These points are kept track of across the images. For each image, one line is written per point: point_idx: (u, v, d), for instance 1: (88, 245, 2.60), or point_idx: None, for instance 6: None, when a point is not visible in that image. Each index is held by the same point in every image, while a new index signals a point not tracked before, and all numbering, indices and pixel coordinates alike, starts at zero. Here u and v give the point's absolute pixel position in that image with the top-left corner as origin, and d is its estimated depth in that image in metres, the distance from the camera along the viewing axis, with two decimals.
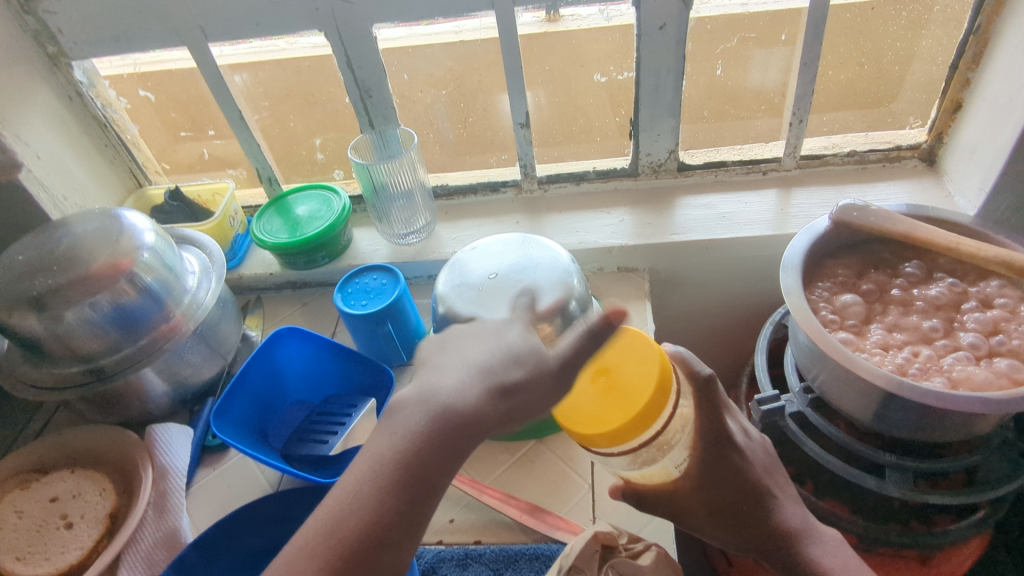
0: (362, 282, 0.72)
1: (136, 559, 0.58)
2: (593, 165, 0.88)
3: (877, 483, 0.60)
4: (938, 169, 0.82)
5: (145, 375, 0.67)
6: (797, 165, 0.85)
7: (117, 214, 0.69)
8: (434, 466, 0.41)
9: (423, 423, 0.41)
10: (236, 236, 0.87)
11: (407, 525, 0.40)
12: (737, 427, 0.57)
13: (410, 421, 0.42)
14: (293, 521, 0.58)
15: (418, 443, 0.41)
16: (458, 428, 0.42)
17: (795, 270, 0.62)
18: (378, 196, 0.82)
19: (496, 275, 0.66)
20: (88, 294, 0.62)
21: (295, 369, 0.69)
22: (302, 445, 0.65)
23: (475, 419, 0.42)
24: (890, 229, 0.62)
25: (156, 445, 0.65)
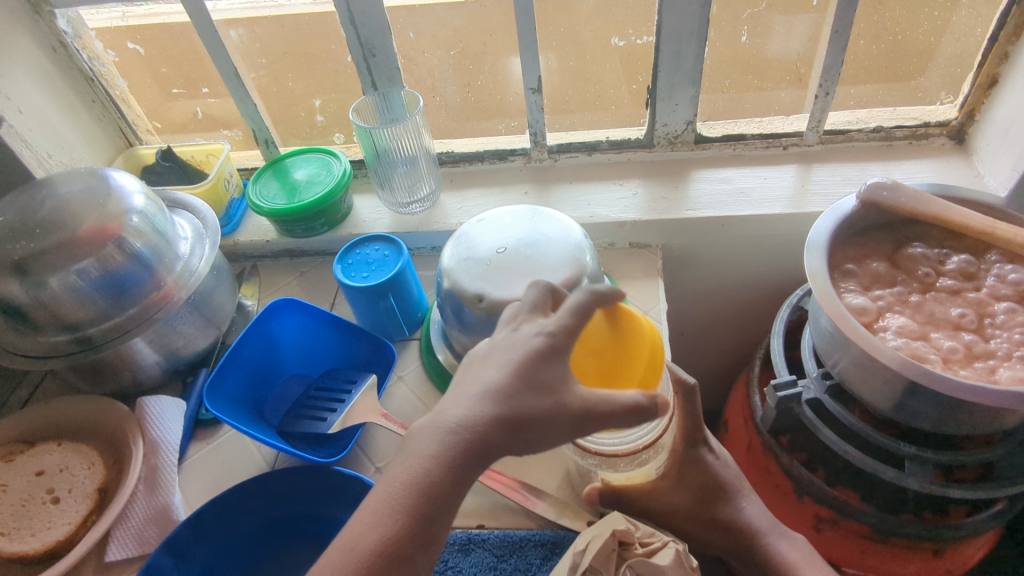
0: (363, 253, 0.69)
1: (127, 537, 0.57)
2: (606, 135, 0.84)
3: (895, 475, 0.57)
4: (967, 148, 0.78)
5: (135, 345, 0.64)
6: (820, 140, 0.81)
7: (104, 174, 0.65)
8: (449, 491, 0.38)
9: (435, 449, 0.39)
10: (232, 200, 0.83)
11: (422, 541, 0.38)
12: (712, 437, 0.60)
13: (422, 445, 0.39)
14: (290, 499, 0.56)
15: (432, 469, 0.38)
16: (474, 452, 0.39)
17: (820, 252, 0.59)
18: (380, 162, 0.78)
19: (504, 250, 0.63)
20: (73, 259, 0.59)
21: (293, 342, 0.67)
22: (300, 421, 0.62)
23: (490, 442, 0.39)
24: (922, 211, 0.59)
25: (147, 417, 0.63)
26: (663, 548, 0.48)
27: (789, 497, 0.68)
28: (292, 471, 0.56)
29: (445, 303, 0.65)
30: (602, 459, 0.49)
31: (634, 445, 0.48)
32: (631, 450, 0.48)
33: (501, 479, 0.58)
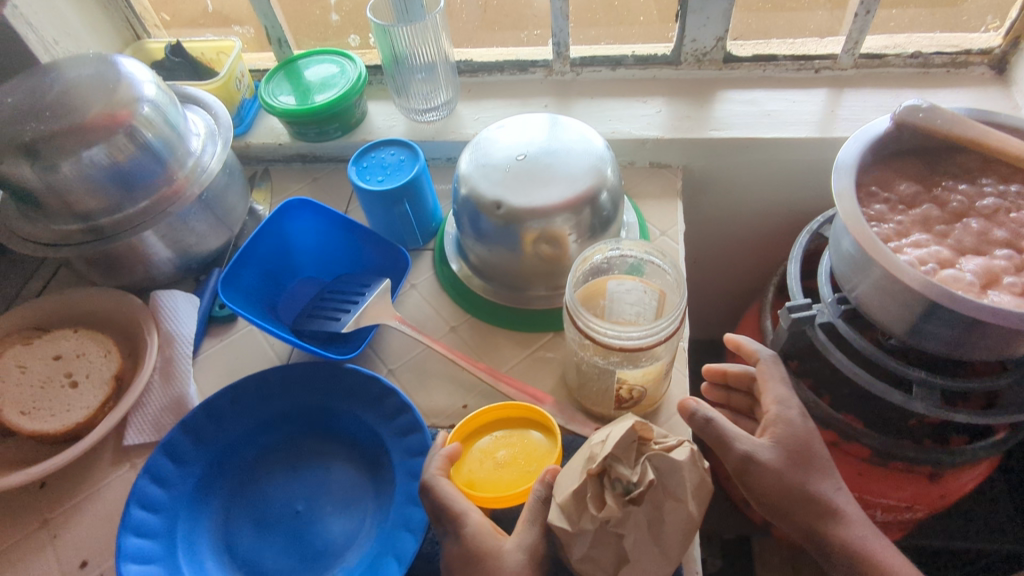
0: (379, 156, 0.68)
1: (144, 423, 0.58)
2: (632, 49, 0.81)
3: (903, 398, 0.58)
4: (1006, 78, 0.75)
5: (147, 239, 0.64)
6: (854, 64, 0.78)
7: (114, 61, 0.63)
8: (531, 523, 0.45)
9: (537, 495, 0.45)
10: (243, 101, 0.81)
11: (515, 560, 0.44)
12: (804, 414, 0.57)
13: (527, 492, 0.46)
14: (303, 393, 0.57)
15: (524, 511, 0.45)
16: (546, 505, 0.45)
17: (849, 172, 0.57)
18: (397, 66, 0.76)
19: (524, 157, 0.61)
20: (83, 144, 0.57)
21: (307, 244, 0.66)
22: (313, 320, 0.62)
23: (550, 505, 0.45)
24: (958, 134, 0.57)
25: (161, 311, 0.63)
26: (678, 445, 0.40)
27: None
28: (308, 368, 0.57)
29: (461, 210, 0.64)
30: (619, 358, 0.49)
31: (655, 335, 0.47)
32: (652, 340, 0.47)
33: (517, 387, 0.59)
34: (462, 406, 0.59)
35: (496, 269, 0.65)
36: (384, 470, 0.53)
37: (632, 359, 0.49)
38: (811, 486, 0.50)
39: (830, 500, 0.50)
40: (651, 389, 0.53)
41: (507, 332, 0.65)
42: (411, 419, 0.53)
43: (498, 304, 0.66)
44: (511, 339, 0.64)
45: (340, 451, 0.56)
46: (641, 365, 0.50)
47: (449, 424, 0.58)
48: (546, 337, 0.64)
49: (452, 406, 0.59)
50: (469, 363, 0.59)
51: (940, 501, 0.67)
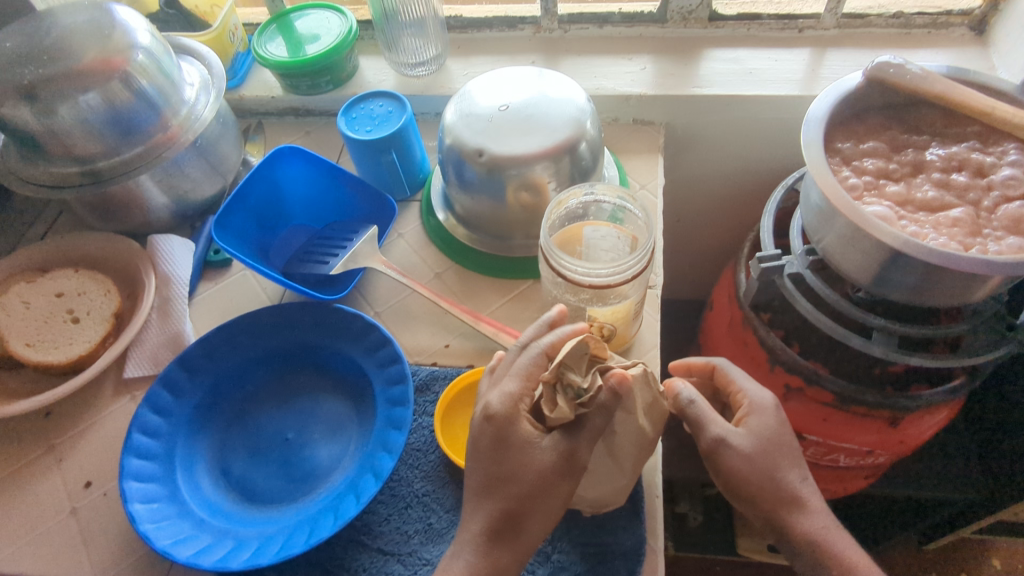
0: (368, 108, 0.70)
1: (143, 358, 0.62)
2: (619, 7, 0.82)
3: (862, 343, 0.61)
4: (985, 39, 0.76)
5: (143, 184, 0.66)
6: (837, 24, 0.79)
7: (109, 9, 0.65)
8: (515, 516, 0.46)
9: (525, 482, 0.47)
10: (237, 54, 0.82)
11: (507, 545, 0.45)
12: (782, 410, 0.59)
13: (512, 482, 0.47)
14: (294, 331, 0.60)
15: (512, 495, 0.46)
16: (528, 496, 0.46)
17: (818, 125, 0.59)
18: (386, 20, 0.77)
19: (506, 109, 0.63)
20: (80, 89, 0.59)
21: (298, 192, 0.69)
22: (303, 264, 0.65)
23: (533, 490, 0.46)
24: (926, 89, 0.59)
25: (158, 254, 0.66)
26: (631, 367, 0.47)
27: (763, 367, 0.72)
28: (299, 306, 0.60)
29: (446, 160, 0.66)
30: (589, 295, 0.52)
31: (623, 273, 0.50)
32: (620, 278, 0.50)
33: (496, 326, 0.61)
34: (444, 346, 0.63)
35: (480, 217, 0.67)
36: (369, 402, 0.57)
37: (601, 297, 0.52)
38: (781, 473, 0.52)
39: (795, 490, 0.52)
40: (622, 327, 0.56)
41: (489, 278, 0.68)
42: (392, 352, 0.57)
43: (481, 252, 0.69)
44: (492, 285, 0.67)
45: (327, 385, 0.59)
46: (611, 302, 0.53)
47: (431, 362, 0.61)
48: (526, 284, 0.67)
49: (434, 345, 0.63)
50: (452, 304, 0.61)
51: (901, 446, 0.71)
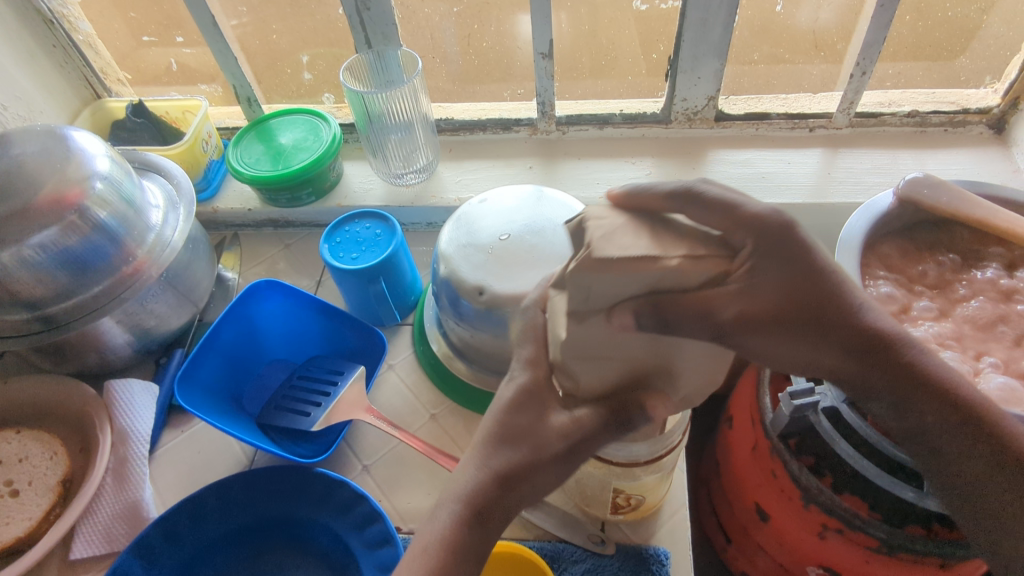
0: (353, 230, 0.63)
1: (94, 534, 0.53)
2: (620, 107, 0.78)
3: (915, 496, 0.54)
4: (1006, 139, 0.73)
5: (102, 325, 0.59)
6: (850, 123, 0.75)
7: (63, 133, 0.58)
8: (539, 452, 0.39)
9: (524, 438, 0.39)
10: (210, 163, 0.77)
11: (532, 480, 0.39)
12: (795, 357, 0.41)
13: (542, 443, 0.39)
14: (273, 503, 0.53)
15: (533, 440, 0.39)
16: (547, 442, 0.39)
17: (854, 253, 0.54)
18: (372, 127, 0.72)
19: (507, 237, 0.57)
20: (25, 231, 0.52)
21: (275, 326, 0.63)
22: (282, 415, 0.58)
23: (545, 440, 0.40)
24: (966, 214, 0.54)
25: (116, 403, 0.58)
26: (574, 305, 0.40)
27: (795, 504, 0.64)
28: (276, 473, 0.53)
29: (441, 290, 0.60)
30: (618, 471, 0.48)
31: (662, 447, 0.47)
32: (661, 452, 0.47)
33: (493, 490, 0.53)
34: None
35: (480, 353, 0.60)
36: None
37: (628, 473, 0.48)
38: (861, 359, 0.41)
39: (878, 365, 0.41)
40: (650, 495, 0.51)
41: None
42: (383, 529, 0.49)
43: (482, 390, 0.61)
44: None
45: (309, 567, 0.52)
46: (638, 479, 0.48)
47: None
48: None
49: (432, 508, 0.55)
50: (446, 461, 0.54)
51: None
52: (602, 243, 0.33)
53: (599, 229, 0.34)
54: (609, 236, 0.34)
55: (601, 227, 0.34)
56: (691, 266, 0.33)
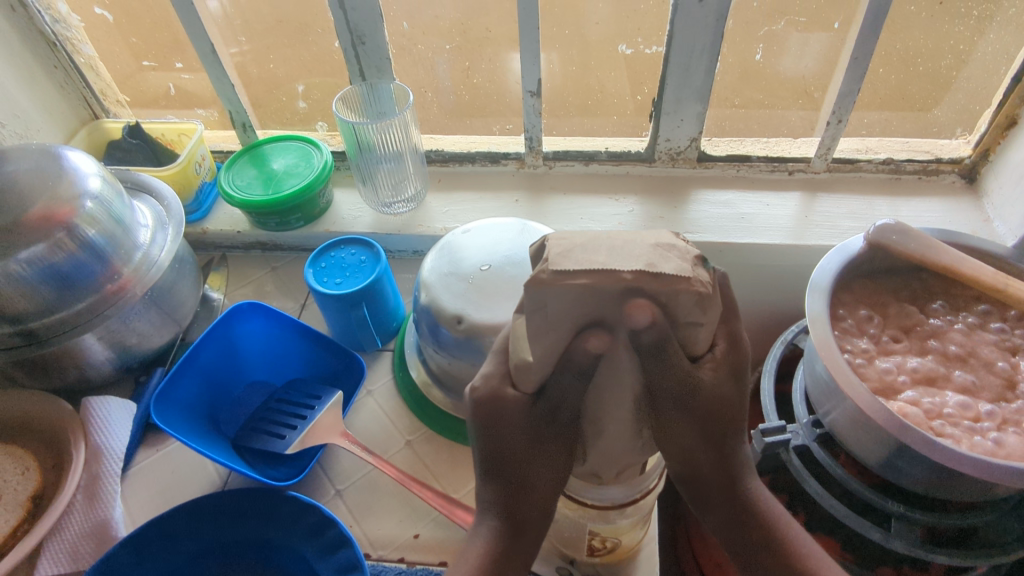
0: (338, 256, 0.65)
1: (59, 551, 0.53)
2: (606, 145, 0.80)
3: (883, 536, 0.54)
4: (977, 189, 0.75)
5: (84, 342, 0.60)
6: (828, 168, 0.77)
7: (58, 152, 0.60)
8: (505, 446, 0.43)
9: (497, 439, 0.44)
10: (203, 185, 0.78)
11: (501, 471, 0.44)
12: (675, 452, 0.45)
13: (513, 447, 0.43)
14: (243, 525, 0.53)
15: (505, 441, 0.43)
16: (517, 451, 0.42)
17: (823, 294, 0.56)
18: (363, 156, 0.74)
19: (488, 268, 0.58)
20: (13, 247, 0.53)
21: (256, 348, 0.64)
22: (257, 437, 0.59)
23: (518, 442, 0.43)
24: (932, 261, 0.55)
25: (92, 420, 0.58)
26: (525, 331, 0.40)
27: None
28: (248, 495, 0.53)
29: (421, 317, 0.60)
30: (593, 513, 0.48)
31: (639, 490, 0.47)
32: (637, 496, 0.47)
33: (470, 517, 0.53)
34: (413, 536, 0.55)
35: (457, 380, 0.61)
36: None
37: (603, 516, 0.48)
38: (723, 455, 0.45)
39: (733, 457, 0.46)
40: (626, 539, 0.52)
41: (469, 446, 0.61)
42: (351, 554, 0.49)
43: (459, 418, 0.62)
44: (471, 457, 0.61)
45: None
46: (613, 521, 0.49)
47: (398, 558, 0.54)
48: None
49: (402, 536, 0.55)
50: (415, 487, 0.55)
51: None
52: (559, 259, 0.33)
53: (559, 247, 0.34)
54: (567, 253, 0.33)
55: (561, 244, 0.34)
56: (653, 282, 0.33)
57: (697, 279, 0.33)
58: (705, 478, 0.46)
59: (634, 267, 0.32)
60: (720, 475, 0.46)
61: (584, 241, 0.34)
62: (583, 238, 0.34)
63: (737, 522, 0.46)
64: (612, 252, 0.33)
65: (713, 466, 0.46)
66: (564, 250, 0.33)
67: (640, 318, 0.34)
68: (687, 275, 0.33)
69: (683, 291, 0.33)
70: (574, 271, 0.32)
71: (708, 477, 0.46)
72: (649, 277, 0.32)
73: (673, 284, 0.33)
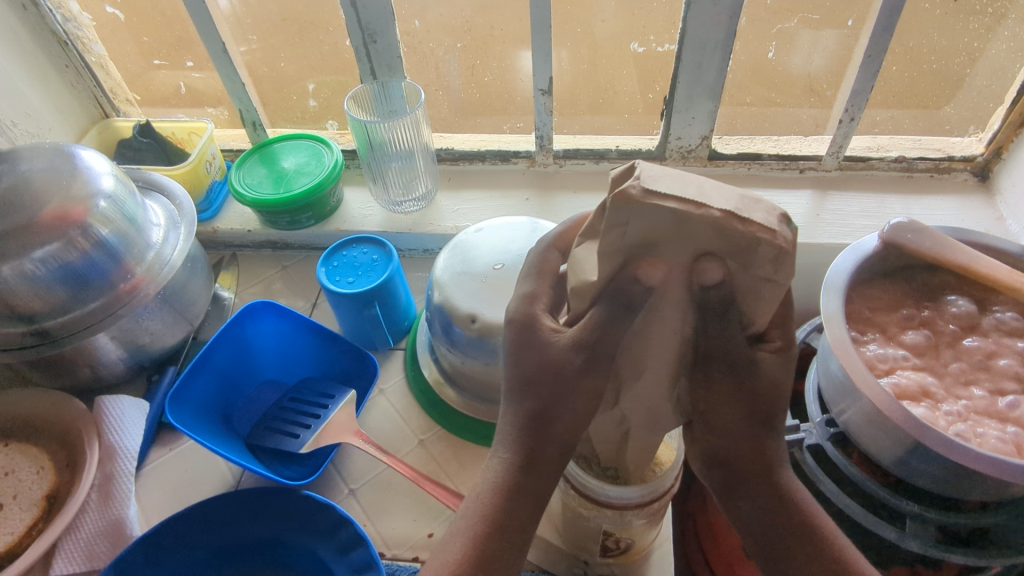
0: (350, 255, 0.64)
1: (74, 550, 0.53)
2: (617, 143, 0.79)
3: (897, 535, 0.54)
4: (990, 186, 0.74)
5: (97, 341, 0.60)
6: (839, 166, 0.77)
7: (71, 151, 0.60)
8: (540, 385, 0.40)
9: None
10: (213, 184, 0.78)
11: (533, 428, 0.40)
12: (715, 412, 0.41)
13: None
14: (256, 523, 0.53)
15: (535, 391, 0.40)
16: None
17: (837, 293, 0.56)
18: (374, 154, 0.73)
19: (501, 267, 0.58)
20: (28, 246, 0.53)
21: (268, 347, 0.64)
22: (271, 436, 0.59)
23: None
24: (947, 258, 0.55)
25: (106, 419, 0.58)
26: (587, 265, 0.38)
27: None
28: (262, 494, 0.53)
29: (434, 316, 0.61)
30: (608, 513, 0.47)
31: (656, 490, 0.47)
32: (654, 496, 0.46)
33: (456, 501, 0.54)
34: (427, 535, 0.55)
35: (470, 380, 0.61)
36: None
37: (619, 515, 0.47)
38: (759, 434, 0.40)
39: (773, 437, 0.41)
40: (640, 539, 0.52)
41: (483, 446, 0.61)
42: (366, 554, 0.49)
43: (472, 418, 0.62)
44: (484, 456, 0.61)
45: None
46: (629, 521, 0.48)
47: (413, 557, 0.54)
48: None
49: (416, 535, 0.55)
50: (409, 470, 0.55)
51: None
52: (649, 180, 0.33)
53: (649, 170, 0.34)
54: (657, 178, 0.33)
55: (651, 170, 0.34)
56: (740, 226, 0.33)
57: (781, 235, 0.32)
58: (739, 456, 0.41)
59: (723, 207, 0.33)
60: (752, 449, 0.40)
61: (673, 173, 0.34)
62: (673, 170, 0.34)
63: (776, 518, 0.40)
64: (700, 191, 0.33)
65: (747, 448, 0.40)
66: (654, 173, 0.33)
67: (691, 293, 0.37)
68: (771, 229, 0.32)
69: (772, 239, 0.33)
70: (663, 200, 0.32)
71: (739, 451, 0.40)
72: (738, 222, 0.32)
73: (756, 233, 0.32)
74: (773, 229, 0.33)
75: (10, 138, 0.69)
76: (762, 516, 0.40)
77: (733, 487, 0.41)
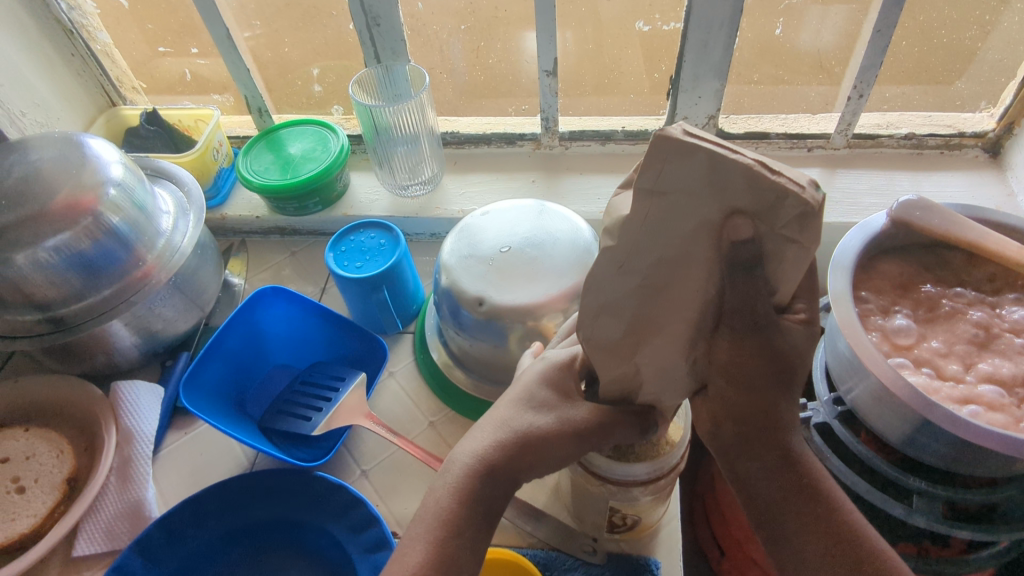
0: (358, 239, 0.65)
1: (96, 530, 0.54)
2: (623, 124, 0.79)
3: (904, 511, 0.54)
4: (1000, 162, 0.74)
5: (111, 327, 0.60)
6: (848, 144, 0.77)
7: (79, 140, 0.60)
8: None
9: None
10: (220, 171, 0.79)
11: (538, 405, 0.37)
12: (735, 387, 0.38)
13: None
14: (270, 503, 0.54)
15: None
16: None
17: (844, 272, 0.55)
18: (379, 138, 0.73)
19: (508, 249, 0.58)
20: (40, 235, 0.54)
21: (279, 332, 0.65)
22: (284, 419, 0.60)
23: None
24: (955, 235, 0.55)
25: (122, 404, 0.60)
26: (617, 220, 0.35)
27: None
28: (276, 475, 0.54)
29: (442, 299, 0.61)
30: (614, 488, 0.48)
31: (663, 467, 0.47)
32: (660, 473, 0.47)
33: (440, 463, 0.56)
34: None
35: (480, 361, 0.61)
36: None
37: (625, 490, 0.48)
38: (776, 409, 0.38)
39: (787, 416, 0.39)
40: (647, 516, 0.52)
41: None
42: (379, 533, 0.51)
43: (481, 399, 0.63)
44: None
45: (309, 567, 0.53)
46: (636, 497, 0.49)
47: None
48: None
49: None
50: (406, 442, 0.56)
51: None
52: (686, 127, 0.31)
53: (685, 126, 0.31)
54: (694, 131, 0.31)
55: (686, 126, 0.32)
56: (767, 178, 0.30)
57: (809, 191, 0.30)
58: (755, 432, 0.38)
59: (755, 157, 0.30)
60: (767, 423, 0.38)
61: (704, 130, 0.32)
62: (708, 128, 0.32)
63: (786, 497, 0.38)
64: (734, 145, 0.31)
65: (762, 422, 0.38)
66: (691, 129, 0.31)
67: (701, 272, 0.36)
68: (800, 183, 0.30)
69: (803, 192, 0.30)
70: (701, 141, 0.30)
71: (755, 424, 0.38)
72: (768, 172, 0.30)
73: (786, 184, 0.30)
74: (801, 184, 0.30)
75: (19, 128, 0.69)
76: (774, 498, 0.38)
77: (745, 460, 0.39)
